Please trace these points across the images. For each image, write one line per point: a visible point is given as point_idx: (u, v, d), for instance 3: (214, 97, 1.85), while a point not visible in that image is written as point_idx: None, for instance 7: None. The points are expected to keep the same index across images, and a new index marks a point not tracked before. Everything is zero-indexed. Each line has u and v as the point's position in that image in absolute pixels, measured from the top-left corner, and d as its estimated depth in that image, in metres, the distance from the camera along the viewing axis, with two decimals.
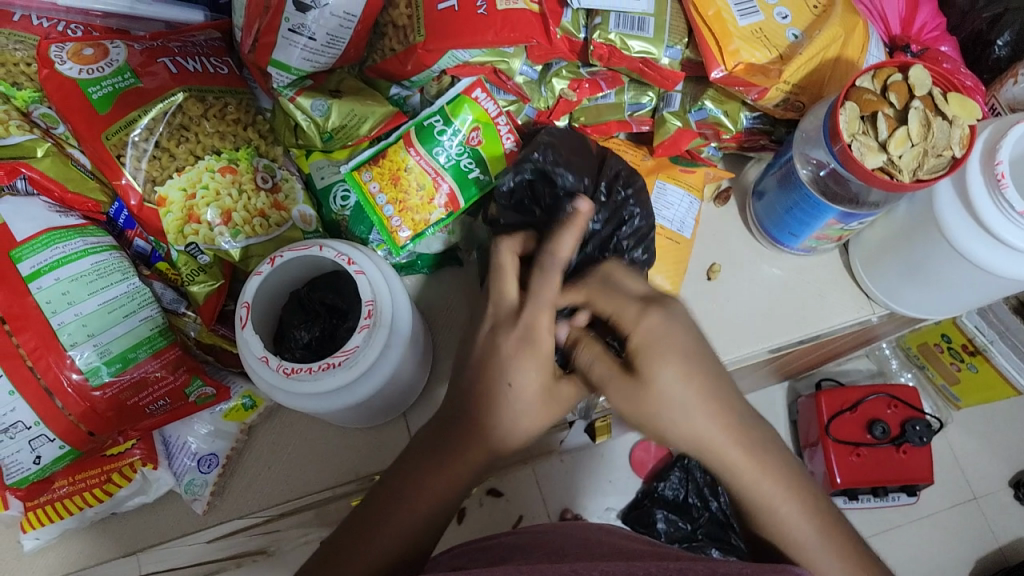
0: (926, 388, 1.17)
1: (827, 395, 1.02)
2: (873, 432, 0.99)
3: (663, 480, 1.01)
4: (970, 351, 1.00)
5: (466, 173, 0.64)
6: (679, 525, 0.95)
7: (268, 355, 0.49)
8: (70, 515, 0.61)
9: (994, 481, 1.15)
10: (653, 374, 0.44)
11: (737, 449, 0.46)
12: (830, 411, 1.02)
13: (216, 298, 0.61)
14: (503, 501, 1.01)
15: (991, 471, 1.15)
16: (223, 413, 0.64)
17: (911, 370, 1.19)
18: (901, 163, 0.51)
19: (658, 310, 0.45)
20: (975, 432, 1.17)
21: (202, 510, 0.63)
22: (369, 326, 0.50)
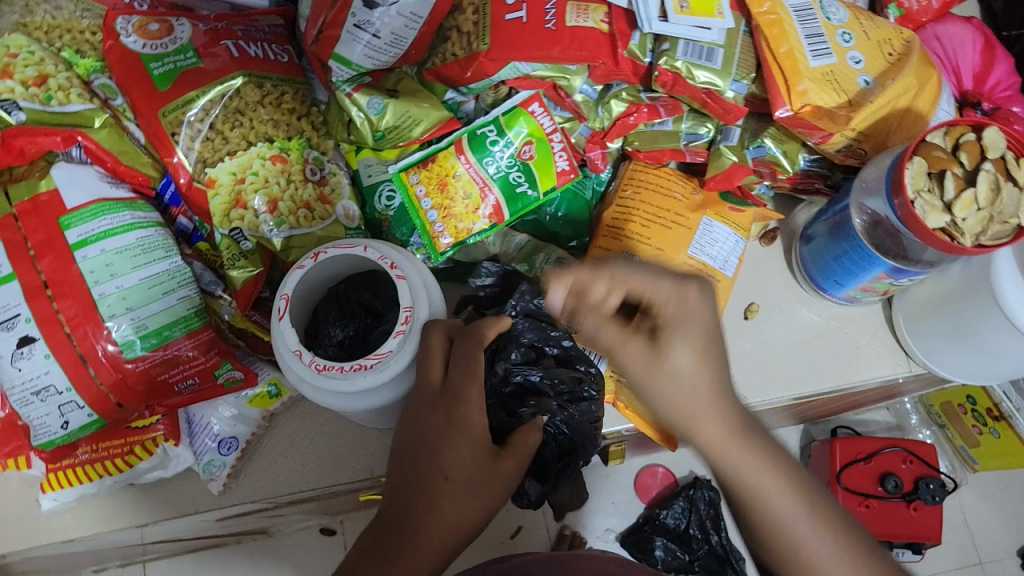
0: (942, 446, 1.15)
1: (842, 442, 1.00)
2: (885, 485, 0.98)
3: (666, 509, 0.99)
4: None
5: (514, 187, 0.64)
6: (677, 554, 0.95)
7: (301, 349, 0.49)
8: (89, 481, 0.61)
9: (1003, 549, 1.12)
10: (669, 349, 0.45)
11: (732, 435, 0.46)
12: (843, 459, 1.00)
13: (252, 286, 0.61)
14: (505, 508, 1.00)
15: (1001, 538, 1.13)
16: (248, 398, 0.64)
17: (930, 427, 1.15)
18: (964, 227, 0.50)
19: (696, 287, 0.46)
20: (989, 497, 1.15)
21: (219, 490, 0.63)
22: (404, 332, 0.49)
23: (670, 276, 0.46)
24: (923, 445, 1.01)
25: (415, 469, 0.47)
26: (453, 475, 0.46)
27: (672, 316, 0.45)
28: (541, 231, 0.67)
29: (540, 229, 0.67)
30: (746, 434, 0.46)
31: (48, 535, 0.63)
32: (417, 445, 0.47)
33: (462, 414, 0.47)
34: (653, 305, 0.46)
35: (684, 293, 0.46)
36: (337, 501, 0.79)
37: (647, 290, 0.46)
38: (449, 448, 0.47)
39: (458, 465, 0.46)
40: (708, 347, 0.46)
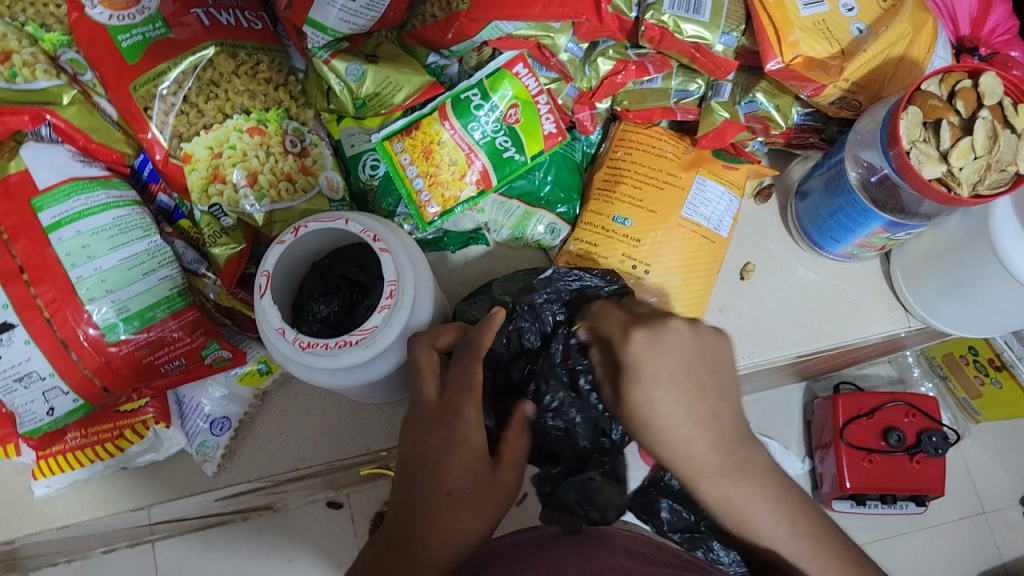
0: (946, 398, 1.14)
1: (844, 399, 1.00)
2: (888, 440, 0.97)
3: None
4: (995, 366, 0.98)
5: (501, 152, 0.62)
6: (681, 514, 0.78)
7: (284, 327, 0.48)
8: (81, 467, 0.60)
9: (1006, 498, 1.12)
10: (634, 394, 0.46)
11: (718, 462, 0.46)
12: (846, 415, 1.00)
13: (235, 264, 0.60)
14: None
15: (1004, 487, 1.13)
16: (238, 377, 0.63)
17: (933, 379, 1.16)
18: (960, 176, 0.48)
19: (641, 331, 0.47)
20: (991, 447, 1.15)
21: (213, 471, 0.63)
22: (390, 306, 0.48)
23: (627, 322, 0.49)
24: (925, 398, 1.01)
25: (415, 485, 0.44)
26: (454, 491, 0.44)
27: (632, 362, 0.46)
28: (530, 196, 0.66)
29: (530, 194, 0.65)
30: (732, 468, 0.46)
31: (45, 520, 0.63)
32: (418, 463, 0.45)
33: (460, 430, 0.45)
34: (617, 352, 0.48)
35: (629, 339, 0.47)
36: (337, 475, 0.78)
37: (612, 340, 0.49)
38: (442, 448, 0.45)
39: (458, 480, 0.44)
40: (668, 386, 0.45)
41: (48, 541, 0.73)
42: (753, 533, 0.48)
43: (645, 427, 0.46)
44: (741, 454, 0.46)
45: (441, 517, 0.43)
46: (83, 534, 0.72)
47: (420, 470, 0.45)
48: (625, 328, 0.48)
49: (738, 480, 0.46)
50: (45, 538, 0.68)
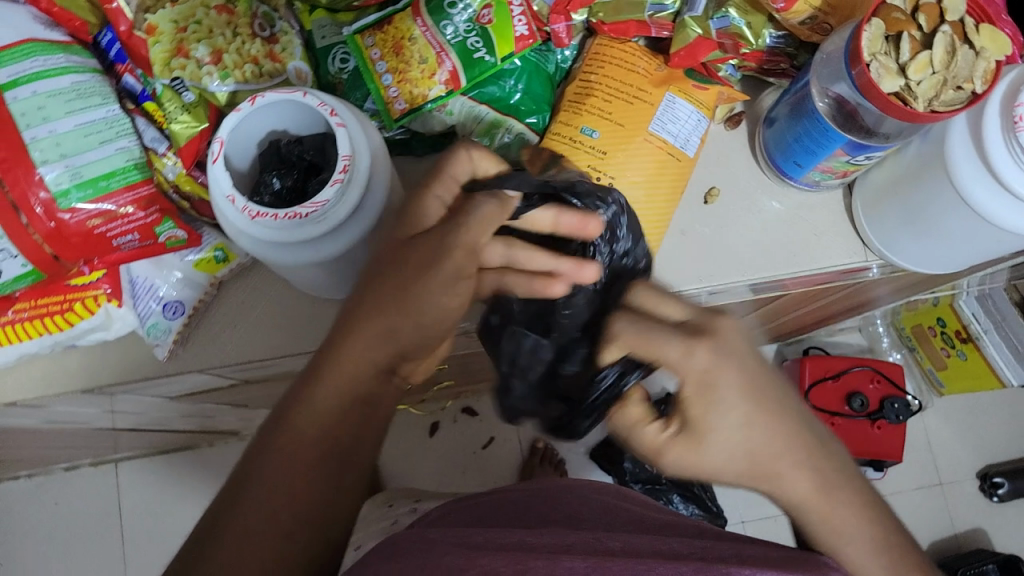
0: (912, 369, 1.24)
1: (812, 361, 1.10)
2: (851, 403, 1.08)
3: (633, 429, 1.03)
4: (962, 338, 1.09)
5: (472, 52, 0.61)
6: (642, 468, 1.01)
7: (235, 194, 0.48)
8: (29, 340, 0.60)
9: (963, 471, 1.22)
10: (706, 425, 0.42)
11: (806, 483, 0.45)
12: (813, 376, 1.10)
13: (196, 143, 0.59)
14: (475, 421, 1.15)
15: (963, 461, 1.22)
16: (194, 262, 0.63)
17: (900, 350, 1.25)
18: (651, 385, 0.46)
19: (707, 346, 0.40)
20: (953, 419, 1.24)
21: (164, 356, 0.63)
22: (342, 180, 0.48)
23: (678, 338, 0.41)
24: (890, 366, 1.12)
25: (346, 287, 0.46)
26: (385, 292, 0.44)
27: (693, 391, 0.41)
28: (500, 102, 0.65)
29: (499, 100, 0.65)
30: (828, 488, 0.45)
31: None
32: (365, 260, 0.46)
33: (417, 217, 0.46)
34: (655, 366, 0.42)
35: (693, 357, 0.40)
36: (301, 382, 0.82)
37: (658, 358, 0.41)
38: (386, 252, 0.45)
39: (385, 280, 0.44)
40: (726, 418, 0.42)
41: (6, 420, 0.74)
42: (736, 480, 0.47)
43: (697, 462, 0.43)
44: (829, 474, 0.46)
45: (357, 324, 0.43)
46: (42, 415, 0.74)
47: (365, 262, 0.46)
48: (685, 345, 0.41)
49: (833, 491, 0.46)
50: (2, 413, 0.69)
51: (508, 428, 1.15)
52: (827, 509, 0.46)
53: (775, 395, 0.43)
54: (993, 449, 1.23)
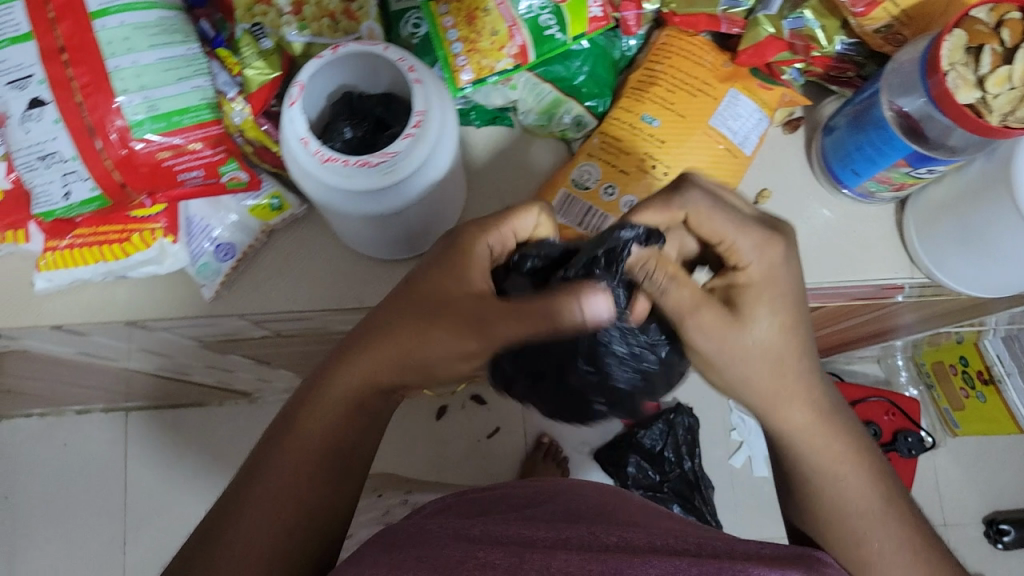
0: (927, 407, 1.24)
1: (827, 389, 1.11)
2: None
3: (646, 430, 1.17)
4: (982, 379, 1.09)
5: (543, 29, 0.62)
6: (647, 473, 1.15)
7: (309, 138, 0.49)
8: (83, 265, 0.62)
9: (968, 514, 1.21)
10: (753, 314, 0.51)
11: (806, 416, 0.56)
12: None
13: (265, 92, 0.59)
14: (484, 410, 1.25)
15: (969, 504, 1.22)
16: (249, 207, 0.64)
17: (918, 387, 1.24)
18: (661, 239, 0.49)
19: (782, 241, 0.52)
20: (963, 461, 1.24)
21: (209, 296, 0.65)
22: (414, 135, 0.49)
23: (759, 230, 0.51)
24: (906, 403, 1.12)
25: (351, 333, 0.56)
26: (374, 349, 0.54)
27: (755, 277, 0.51)
28: (564, 82, 0.66)
29: (564, 80, 0.66)
30: (829, 416, 0.57)
31: (40, 316, 0.65)
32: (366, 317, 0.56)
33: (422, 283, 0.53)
34: (725, 242, 0.52)
35: (766, 249, 0.51)
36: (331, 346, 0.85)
37: (719, 233, 0.51)
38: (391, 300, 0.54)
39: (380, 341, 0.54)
40: (774, 315, 0.52)
41: (45, 346, 0.77)
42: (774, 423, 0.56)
43: (738, 355, 0.52)
44: (830, 422, 0.57)
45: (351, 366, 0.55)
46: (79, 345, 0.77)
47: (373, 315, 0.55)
48: (760, 241, 0.51)
49: (834, 438, 0.57)
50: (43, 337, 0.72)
51: (514, 421, 1.26)
52: (817, 435, 0.57)
53: (804, 318, 0.54)
54: (1001, 496, 1.23)
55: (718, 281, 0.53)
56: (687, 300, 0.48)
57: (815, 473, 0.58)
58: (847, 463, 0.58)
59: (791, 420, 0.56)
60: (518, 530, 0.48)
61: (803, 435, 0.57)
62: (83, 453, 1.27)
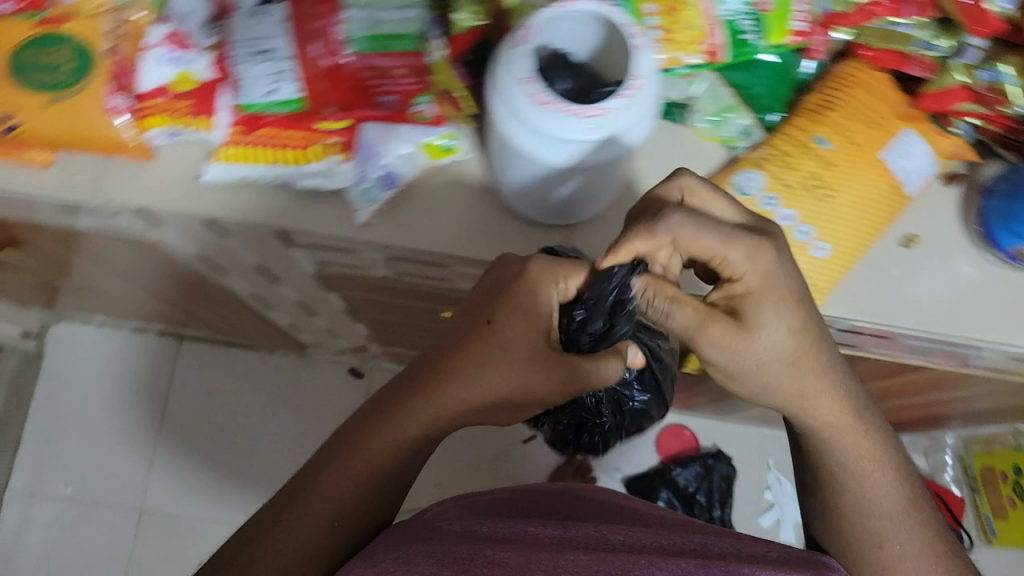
0: (969, 509, 1.26)
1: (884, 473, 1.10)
2: None
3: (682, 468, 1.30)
4: None
5: (740, 33, 0.65)
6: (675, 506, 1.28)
7: (529, 79, 0.51)
8: (261, 163, 0.66)
9: None
10: (759, 319, 0.55)
11: (835, 410, 0.59)
12: None
13: (469, 37, 0.64)
14: None
15: None
16: (423, 142, 0.66)
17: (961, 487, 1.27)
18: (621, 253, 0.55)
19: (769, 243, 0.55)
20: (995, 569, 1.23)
21: (363, 219, 0.66)
22: (629, 96, 0.51)
23: (749, 234, 0.55)
24: None
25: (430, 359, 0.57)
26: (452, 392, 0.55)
27: (752, 283, 0.55)
28: (742, 89, 0.69)
29: (742, 87, 0.69)
30: (856, 415, 0.60)
31: (198, 202, 0.68)
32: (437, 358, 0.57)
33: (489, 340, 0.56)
34: (716, 257, 0.55)
35: (735, 246, 0.54)
36: (425, 304, 0.91)
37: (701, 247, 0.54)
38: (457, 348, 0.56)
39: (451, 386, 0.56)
40: (785, 308, 0.55)
41: (175, 241, 0.79)
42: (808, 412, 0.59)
43: (756, 359, 0.56)
44: (854, 411, 0.60)
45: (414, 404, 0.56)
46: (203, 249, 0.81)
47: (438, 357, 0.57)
48: (745, 249, 0.54)
49: (857, 428, 0.60)
50: (182, 230, 0.75)
51: None
52: (845, 429, 0.59)
53: (810, 316, 0.57)
54: None
55: (719, 294, 0.57)
56: (693, 317, 0.56)
57: (842, 471, 0.60)
58: (873, 458, 0.60)
59: (818, 410, 0.59)
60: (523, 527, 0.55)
61: (831, 424, 0.59)
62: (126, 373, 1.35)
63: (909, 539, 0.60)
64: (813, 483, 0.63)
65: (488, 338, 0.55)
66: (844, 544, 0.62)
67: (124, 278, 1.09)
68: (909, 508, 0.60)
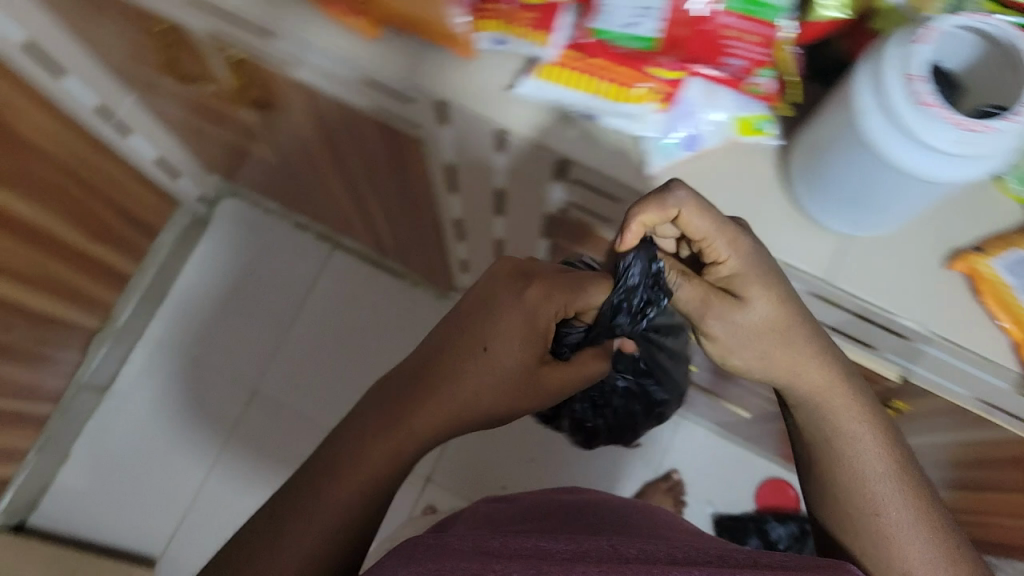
0: None
1: None
2: None
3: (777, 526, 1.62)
4: None
5: None
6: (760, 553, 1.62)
7: (916, 78, 0.54)
8: (580, 90, 0.68)
9: None
10: (750, 293, 0.68)
11: (817, 375, 0.71)
12: None
13: (824, 25, 0.65)
14: None
15: None
16: (740, 116, 0.69)
17: None
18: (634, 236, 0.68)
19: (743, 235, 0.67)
20: None
21: (651, 173, 0.70)
22: (1008, 125, 0.53)
23: (733, 226, 0.67)
24: None
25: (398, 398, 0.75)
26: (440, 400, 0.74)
27: (738, 268, 0.68)
28: None
29: None
30: (829, 386, 0.71)
31: (503, 114, 0.71)
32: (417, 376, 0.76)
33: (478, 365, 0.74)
34: (705, 243, 0.67)
35: (719, 233, 0.66)
36: None
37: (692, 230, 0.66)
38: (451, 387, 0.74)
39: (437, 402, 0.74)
40: (769, 283, 0.69)
41: (440, 144, 0.85)
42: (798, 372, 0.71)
43: (740, 324, 0.70)
44: (825, 358, 0.71)
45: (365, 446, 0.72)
46: (448, 155, 0.87)
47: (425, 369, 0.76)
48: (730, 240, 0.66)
49: (847, 412, 0.71)
50: (451, 134, 0.80)
51: None
52: (834, 392, 0.71)
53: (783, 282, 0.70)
54: None
55: (716, 274, 0.71)
56: (697, 292, 0.70)
57: (836, 435, 0.71)
58: (866, 428, 0.71)
59: (798, 362, 0.71)
60: (533, 543, 0.63)
61: (813, 386, 0.71)
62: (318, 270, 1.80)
63: (902, 507, 0.69)
64: (829, 470, 0.72)
65: (485, 360, 0.74)
66: (850, 513, 0.71)
67: (336, 163, 1.18)
68: (903, 485, 0.70)
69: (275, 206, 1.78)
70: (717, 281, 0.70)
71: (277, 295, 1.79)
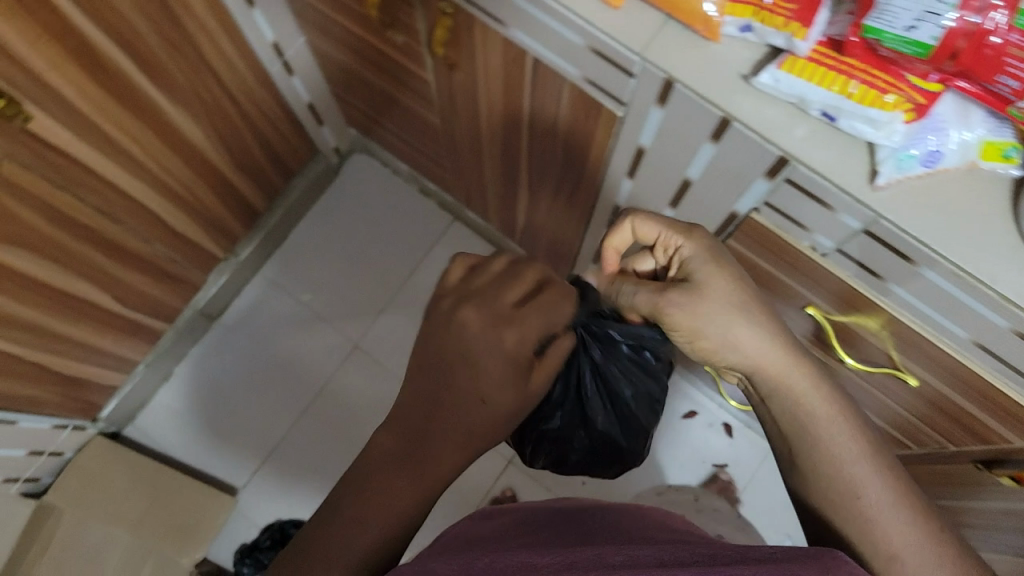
0: None
1: None
2: None
3: None
4: None
5: None
6: None
7: None
8: (827, 87, 0.68)
9: None
10: (700, 276, 0.79)
11: (778, 355, 0.77)
12: None
13: None
14: None
15: None
16: (988, 140, 0.67)
17: None
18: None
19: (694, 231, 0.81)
20: None
21: (877, 183, 0.69)
22: None
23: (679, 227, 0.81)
24: None
25: (408, 445, 0.64)
26: (441, 431, 0.65)
27: (689, 254, 0.80)
28: None
29: None
30: (789, 362, 0.76)
31: (734, 99, 0.72)
32: (420, 415, 0.65)
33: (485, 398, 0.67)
34: (660, 238, 0.83)
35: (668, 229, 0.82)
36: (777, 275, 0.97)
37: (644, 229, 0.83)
38: (460, 416, 0.65)
39: (446, 433, 0.65)
40: (721, 274, 0.78)
41: (643, 123, 0.85)
42: (756, 354, 0.77)
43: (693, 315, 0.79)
44: (788, 346, 0.77)
45: (377, 491, 0.61)
46: (644, 138, 0.88)
47: (426, 399, 0.66)
48: (683, 229, 0.81)
49: (814, 388, 0.75)
50: (661, 117, 0.81)
51: None
52: (790, 373, 0.76)
53: (730, 264, 0.79)
54: None
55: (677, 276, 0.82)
56: (649, 296, 0.82)
57: (808, 418, 0.75)
58: (832, 409, 0.74)
59: (754, 346, 0.77)
60: (517, 559, 0.59)
61: (773, 366, 0.77)
62: (434, 238, 1.82)
63: (883, 488, 0.69)
64: (799, 456, 0.75)
65: (484, 408, 0.66)
66: (830, 497, 0.71)
67: (497, 132, 1.19)
68: (884, 471, 0.71)
69: (406, 169, 1.80)
70: (677, 273, 0.81)
71: (393, 256, 1.82)
